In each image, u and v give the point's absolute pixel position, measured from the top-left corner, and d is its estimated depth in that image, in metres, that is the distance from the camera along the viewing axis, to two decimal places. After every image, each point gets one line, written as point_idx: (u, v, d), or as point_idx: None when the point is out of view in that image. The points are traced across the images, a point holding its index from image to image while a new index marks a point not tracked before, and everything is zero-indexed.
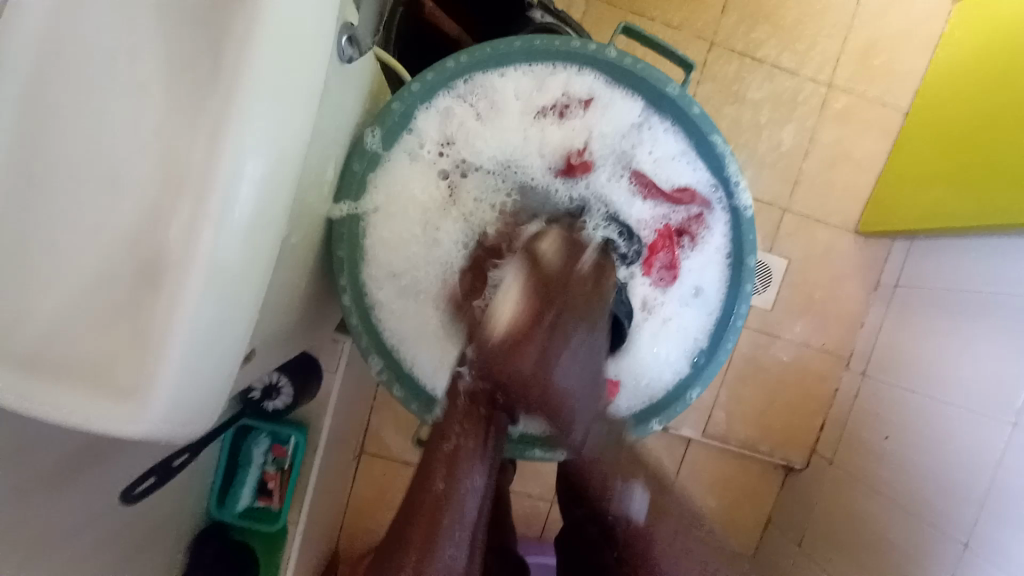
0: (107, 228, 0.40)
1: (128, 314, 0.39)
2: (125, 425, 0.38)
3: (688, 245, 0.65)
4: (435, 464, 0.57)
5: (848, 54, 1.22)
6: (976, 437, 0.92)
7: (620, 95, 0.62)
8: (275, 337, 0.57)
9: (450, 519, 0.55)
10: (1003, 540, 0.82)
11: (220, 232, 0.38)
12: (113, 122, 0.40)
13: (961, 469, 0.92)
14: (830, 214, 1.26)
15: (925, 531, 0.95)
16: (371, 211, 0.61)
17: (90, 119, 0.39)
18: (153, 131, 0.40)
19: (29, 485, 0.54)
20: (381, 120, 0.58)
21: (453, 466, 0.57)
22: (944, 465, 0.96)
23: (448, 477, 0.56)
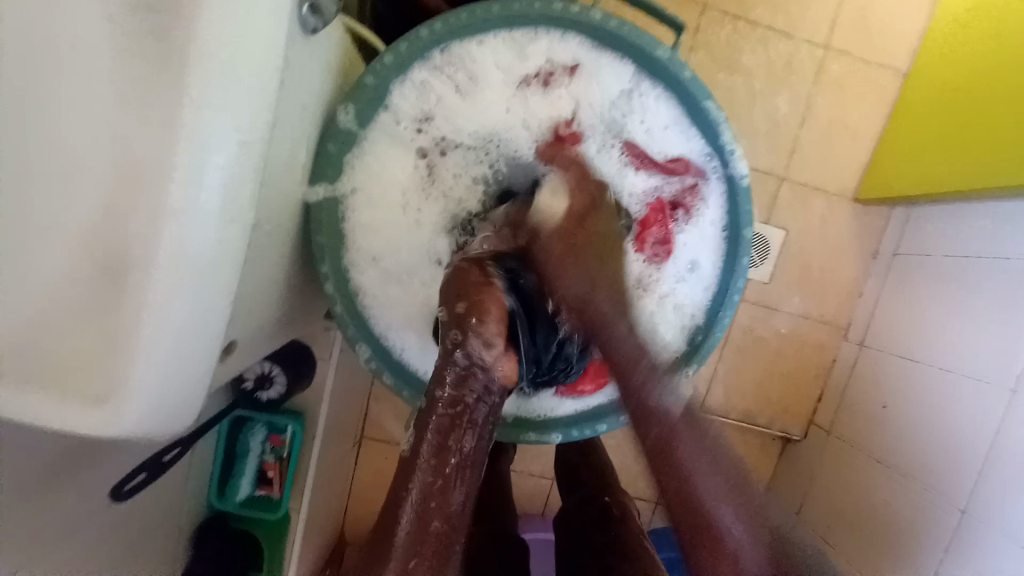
0: (66, 222, 0.38)
1: (95, 312, 0.38)
2: (105, 426, 0.37)
3: (683, 219, 0.63)
4: (406, 493, 0.49)
5: (846, 14, 1.17)
6: (976, 403, 0.91)
7: (606, 60, 0.58)
8: (258, 329, 0.55)
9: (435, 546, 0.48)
10: (1000, 503, 0.83)
11: (187, 221, 0.36)
12: (58, 107, 0.37)
13: (960, 435, 0.92)
14: (827, 182, 1.23)
15: (924, 498, 0.95)
16: (349, 193, 0.58)
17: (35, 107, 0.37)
18: (104, 117, 0.37)
19: (17, 488, 0.53)
20: (354, 96, 0.55)
21: (439, 467, 0.49)
22: (944, 432, 0.96)
23: (424, 509, 0.49)
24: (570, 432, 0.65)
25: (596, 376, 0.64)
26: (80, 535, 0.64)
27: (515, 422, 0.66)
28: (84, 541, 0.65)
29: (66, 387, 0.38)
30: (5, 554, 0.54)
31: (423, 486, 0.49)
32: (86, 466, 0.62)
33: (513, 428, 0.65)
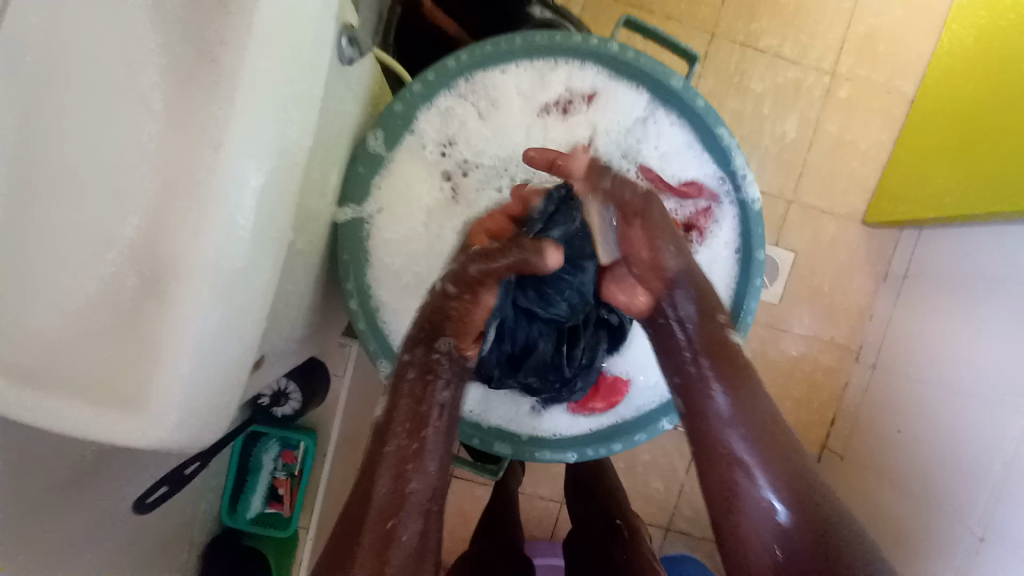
0: (114, 234, 0.39)
1: (135, 325, 0.39)
2: (135, 434, 0.38)
3: (698, 240, 0.63)
4: (379, 460, 0.52)
5: (852, 42, 1.20)
6: (991, 425, 0.90)
7: (622, 87, 0.61)
8: (284, 346, 0.56)
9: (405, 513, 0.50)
10: (1014, 526, 0.81)
11: (223, 241, 0.38)
12: (113, 136, 0.39)
13: (975, 459, 0.91)
14: (836, 205, 1.24)
15: (942, 521, 0.94)
16: (375, 213, 0.60)
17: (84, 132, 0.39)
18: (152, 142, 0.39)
19: (45, 499, 0.54)
20: (384, 121, 0.58)
21: (399, 470, 0.51)
22: (961, 455, 0.94)
23: (397, 475, 0.51)
24: (584, 451, 0.64)
25: (608, 394, 0.65)
26: (99, 546, 0.65)
27: (531, 440, 0.66)
28: (101, 554, 0.65)
29: (104, 398, 0.39)
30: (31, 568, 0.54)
31: (387, 482, 0.51)
32: (108, 479, 0.63)
33: (528, 445, 0.65)
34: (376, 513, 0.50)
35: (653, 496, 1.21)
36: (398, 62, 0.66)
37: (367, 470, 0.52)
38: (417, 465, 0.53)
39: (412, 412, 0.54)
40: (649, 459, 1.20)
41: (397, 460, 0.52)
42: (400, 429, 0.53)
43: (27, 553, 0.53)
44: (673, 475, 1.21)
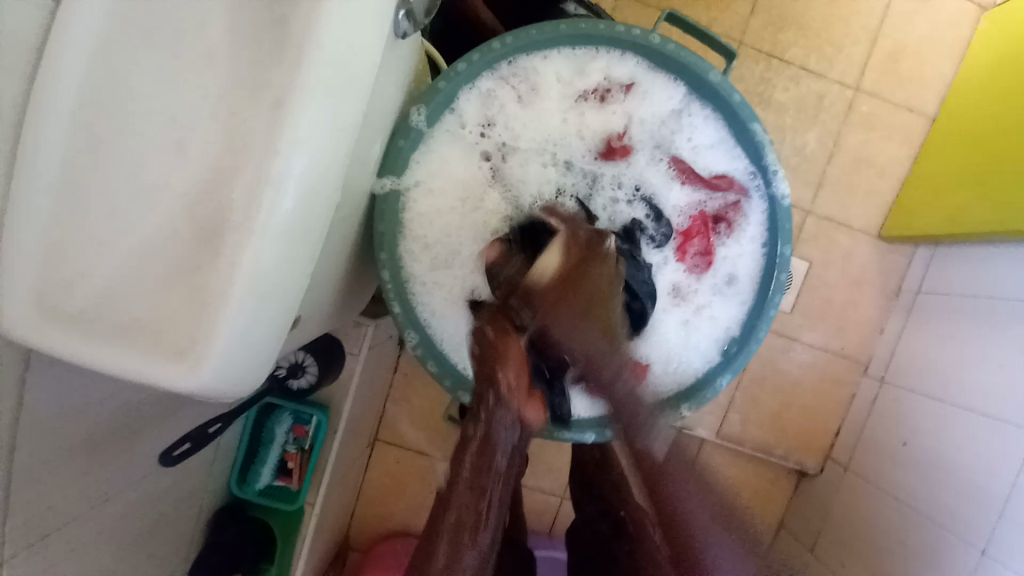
0: (172, 183, 0.41)
1: (184, 276, 0.40)
2: (180, 379, 0.40)
3: (725, 232, 0.65)
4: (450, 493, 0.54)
5: (876, 58, 1.21)
6: (1001, 446, 0.90)
7: (660, 80, 0.62)
8: (316, 314, 0.57)
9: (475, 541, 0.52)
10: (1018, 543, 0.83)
11: (279, 199, 0.39)
12: (173, 93, 0.40)
13: (982, 475, 0.92)
14: (852, 218, 1.25)
15: (945, 540, 0.94)
16: (412, 186, 0.62)
17: (145, 90, 0.40)
18: (207, 101, 0.41)
19: (67, 450, 0.55)
20: (427, 99, 0.59)
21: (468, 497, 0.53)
22: (966, 469, 0.95)
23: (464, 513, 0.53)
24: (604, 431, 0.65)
25: None
26: (117, 502, 0.66)
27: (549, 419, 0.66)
28: (117, 511, 0.67)
29: (153, 347, 0.40)
30: (48, 515, 0.55)
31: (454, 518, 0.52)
32: (123, 441, 0.64)
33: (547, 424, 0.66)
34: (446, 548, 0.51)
35: None
36: (433, 47, 0.69)
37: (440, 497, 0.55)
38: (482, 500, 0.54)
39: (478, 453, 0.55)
40: None
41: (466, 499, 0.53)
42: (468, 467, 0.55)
43: (49, 499, 0.55)
44: None
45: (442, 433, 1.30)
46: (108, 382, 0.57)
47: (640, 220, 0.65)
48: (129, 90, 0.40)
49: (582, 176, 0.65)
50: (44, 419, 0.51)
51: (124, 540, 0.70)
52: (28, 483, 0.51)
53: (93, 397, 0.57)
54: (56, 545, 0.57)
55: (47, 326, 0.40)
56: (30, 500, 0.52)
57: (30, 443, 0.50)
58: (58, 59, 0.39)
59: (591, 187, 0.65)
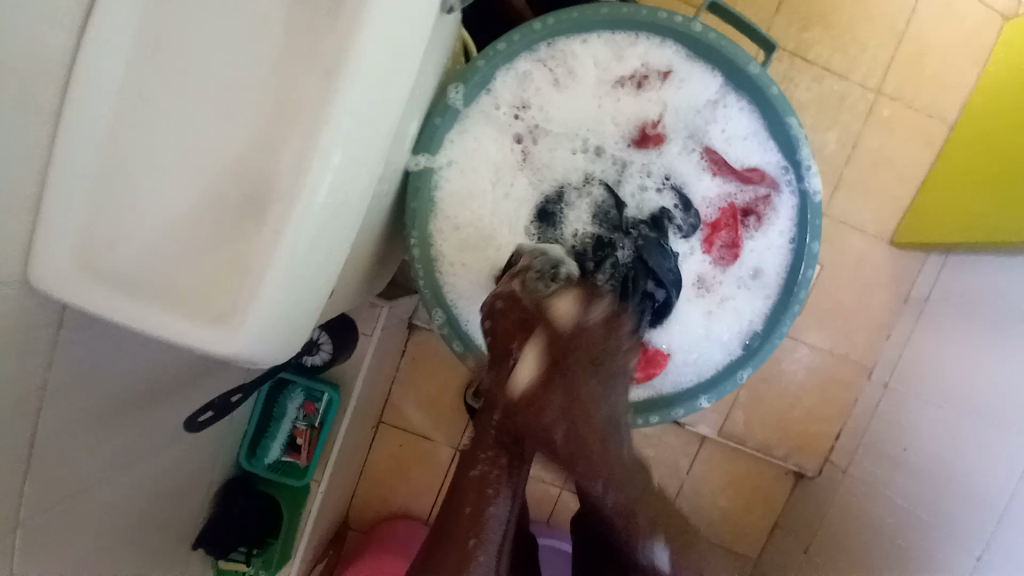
0: (218, 145, 0.41)
1: (228, 238, 0.41)
2: (221, 342, 0.40)
3: (753, 225, 0.65)
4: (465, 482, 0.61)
5: (900, 62, 1.21)
6: (1002, 453, 0.91)
7: (697, 69, 0.62)
8: (344, 289, 0.57)
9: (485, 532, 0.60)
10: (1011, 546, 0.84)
11: (325, 165, 0.39)
12: (219, 55, 0.40)
13: (981, 481, 0.93)
14: (866, 222, 1.25)
15: (941, 543, 0.96)
16: (444, 165, 0.62)
17: (193, 50, 0.40)
18: (252, 63, 0.40)
19: (91, 411, 0.55)
20: (465, 77, 0.59)
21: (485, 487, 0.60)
22: (966, 475, 0.96)
23: (479, 498, 0.60)
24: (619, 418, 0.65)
25: (649, 364, 0.65)
26: (135, 468, 0.67)
27: None
28: (134, 478, 0.67)
29: (196, 308, 0.41)
30: (70, 476, 0.55)
31: (472, 506, 0.60)
32: (148, 406, 0.64)
33: None
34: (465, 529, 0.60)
35: None
36: (468, 35, 0.70)
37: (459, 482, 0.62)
38: (495, 493, 0.60)
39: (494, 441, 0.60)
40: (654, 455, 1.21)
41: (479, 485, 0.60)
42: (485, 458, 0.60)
43: (70, 462, 0.55)
44: None
45: (446, 418, 1.31)
46: (133, 347, 0.57)
47: (668, 210, 0.65)
48: (177, 51, 0.40)
49: (614, 162, 0.65)
50: (73, 376, 0.51)
51: (137, 506, 0.70)
52: (55, 441, 0.52)
53: (118, 361, 0.56)
54: (71, 507, 0.57)
55: (86, 283, 0.41)
56: (53, 460, 0.52)
57: (59, 399, 0.50)
58: (109, 13, 0.39)
59: (620, 175, 0.65)
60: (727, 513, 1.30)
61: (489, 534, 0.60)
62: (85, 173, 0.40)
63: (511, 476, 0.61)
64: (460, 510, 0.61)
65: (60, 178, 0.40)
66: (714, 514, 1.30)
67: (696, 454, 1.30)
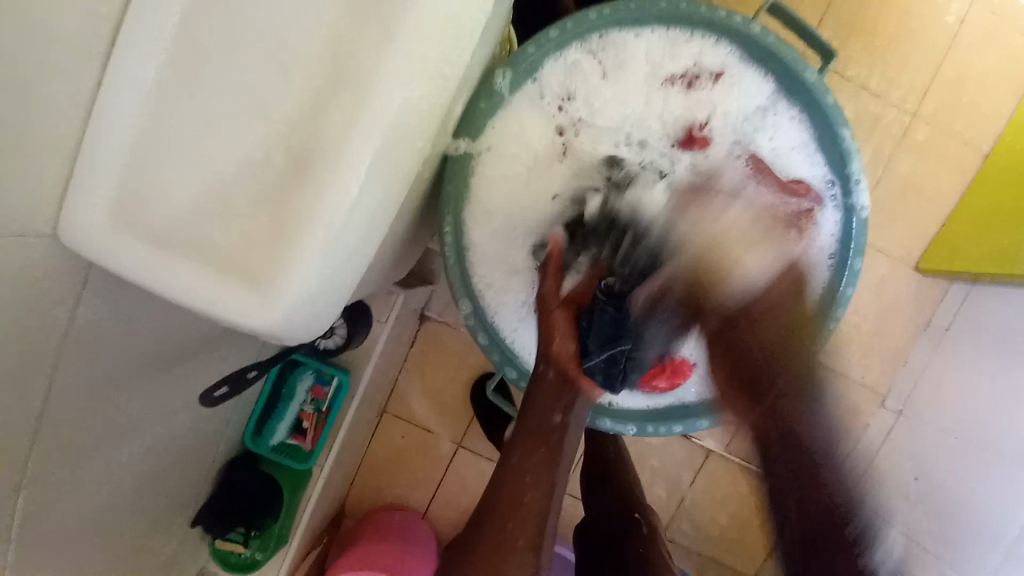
0: (265, 107, 0.39)
1: (270, 206, 0.40)
2: (255, 316, 0.40)
3: (796, 238, 0.65)
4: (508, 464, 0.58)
5: (938, 86, 1.17)
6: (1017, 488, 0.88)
7: (750, 73, 0.61)
8: (372, 271, 0.56)
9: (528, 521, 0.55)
10: None
11: (373, 138, 0.38)
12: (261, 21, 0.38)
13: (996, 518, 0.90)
14: (892, 245, 1.20)
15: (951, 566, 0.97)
16: (483, 150, 0.60)
17: (233, 12, 0.38)
18: (295, 32, 0.38)
19: (103, 377, 0.54)
20: (514, 62, 0.57)
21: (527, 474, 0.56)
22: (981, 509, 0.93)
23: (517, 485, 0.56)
24: (644, 427, 0.66)
25: (672, 375, 0.66)
26: (144, 437, 0.66)
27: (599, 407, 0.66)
28: (141, 446, 0.66)
29: (231, 276, 0.40)
30: (73, 442, 0.54)
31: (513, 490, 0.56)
32: (157, 378, 0.62)
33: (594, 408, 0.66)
34: (497, 521, 0.56)
35: (655, 502, 1.20)
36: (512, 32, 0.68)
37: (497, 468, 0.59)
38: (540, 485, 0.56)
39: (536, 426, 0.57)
40: (657, 465, 1.19)
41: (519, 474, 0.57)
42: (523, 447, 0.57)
43: (79, 422, 0.54)
44: (679, 483, 1.19)
45: (452, 412, 1.29)
46: (144, 321, 0.55)
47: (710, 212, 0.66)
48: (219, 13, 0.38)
49: (659, 164, 0.66)
50: (91, 338, 0.50)
51: (138, 479, 0.68)
52: (64, 404, 0.50)
53: (129, 331, 0.54)
54: (74, 468, 0.56)
55: (119, 239, 0.40)
56: (61, 423, 0.51)
57: (74, 359, 0.49)
58: None
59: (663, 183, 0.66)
60: (727, 538, 1.21)
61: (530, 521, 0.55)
62: (121, 124, 0.38)
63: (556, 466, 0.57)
64: (497, 496, 0.57)
65: (95, 126, 0.38)
66: (712, 533, 1.20)
67: (701, 466, 1.19)
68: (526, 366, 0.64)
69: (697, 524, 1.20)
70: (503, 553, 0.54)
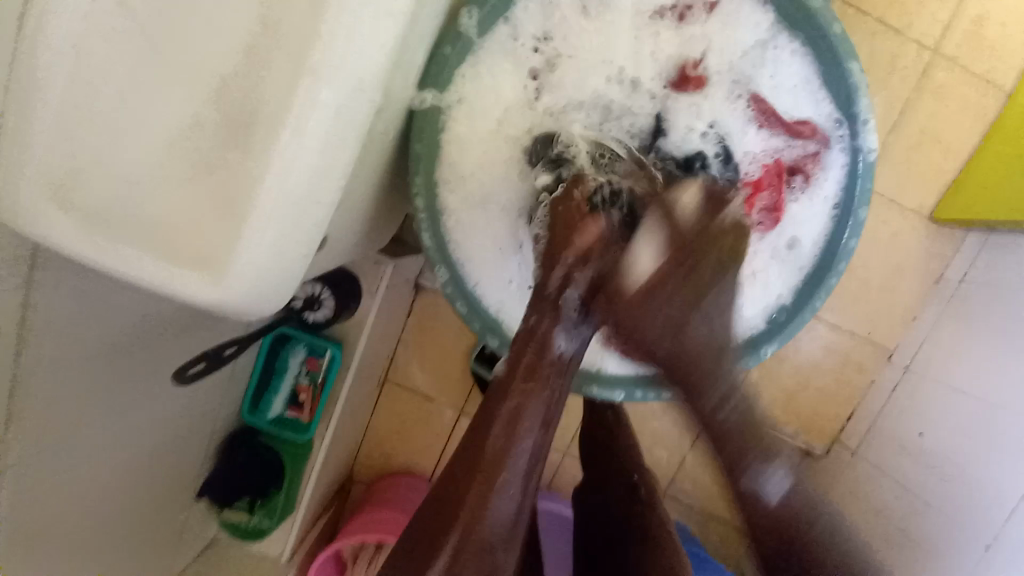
0: (202, 65, 0.36)
1: (212, 170, 0.37)
2: (201, 291, 0.37)
3: (799, 186, 0.60)
4: (494, 413, 0.52)
5: (962, 20, 1.07)
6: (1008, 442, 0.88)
7: (747, 1, 0.57)
8: (339, 241, 0.53)
9: (511, 467, 0.51)
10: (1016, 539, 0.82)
11: (320, 89, 0.35)
12: None
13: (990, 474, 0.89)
14: (905, 195, 1.13)
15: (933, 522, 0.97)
16: (454, 104, 0.58)
17: None
18: None
19: (73, 363, 0.53)
20: (482, 1, 0.54)
21: (515, 416, 0.52)
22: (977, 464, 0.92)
23: (507, 433, 0.51)
24: (632, 392, 0.64)
25: None
26: (129, 418, 0.66)
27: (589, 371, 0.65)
28: (128, 428, 0.66)
29: (173, 249, 0.37)
30: (48, 429, 0.53)
31: (499, 436, 0.51)
32: (125, 362, 0.60)
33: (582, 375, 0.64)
34: (485, 471, 0.51)
35: (655, 464, 1.20)
36: None
37: (481, 416, 0.53)
38: (525, 425, 0.52)
39: (532, 369, 0.52)
40: (657, 430, 1.19)
41: (510, 417, 0.52)
42: (520, 389, 0.52)
43: (61, 410, 0.54)
44: (679, 446, 1.19)
45: (450, 382, 1.29)
46: (107, 306, 0.54)
47: (707, 156, 0.61)
48: None
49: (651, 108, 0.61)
50: (53, 323, 0.48)
51: (126, 459, 0.68)
52: (38, 388, 0.50)
53: (86, 312, 0.52)
54: (65, 452, 0.57)
55: (44, 214, 0.36)
56: (38, 409, 0.51)
57: (38, 343, 0.47)
58: None
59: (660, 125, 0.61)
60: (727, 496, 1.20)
61: (514, 468, 0.52)
62: (54, 82, 0.34)
63: (548, 412, 0.53)
64: (483, 441, 0.51)
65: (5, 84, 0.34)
66: (714, 492, 1.21)
67: None
68: (509, 334, 0.62)
69: (698, 484, 1.21)
70: (480, 511, 0.50)
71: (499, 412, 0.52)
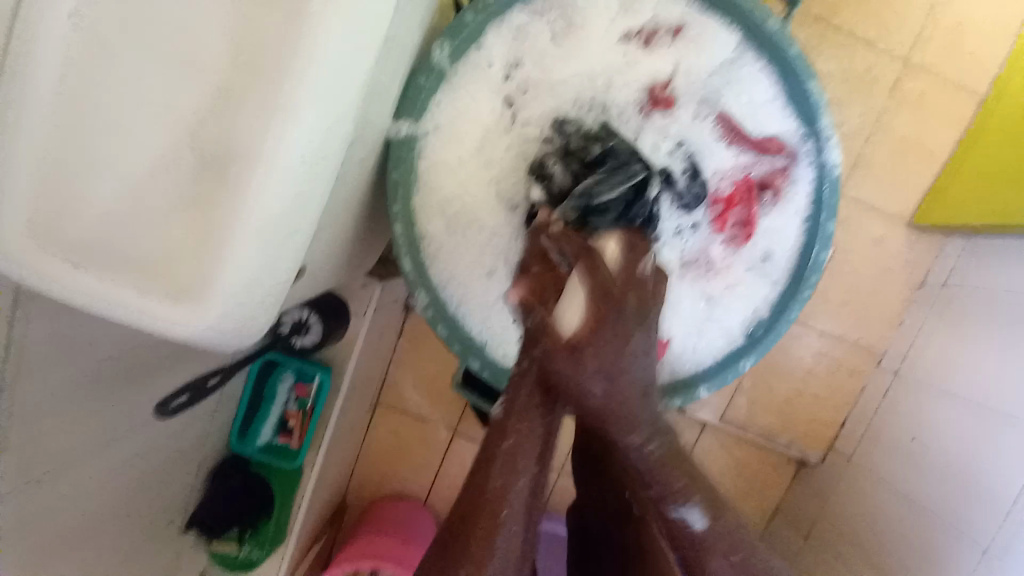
0: (182, 102, 0.37)
1: (191, 205, 0.38)
2: (179, 322, 0.37)
3: (770, 201, 0.61)
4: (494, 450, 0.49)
5: (931, 33, 1.11)
6: (997, 442, 0.83)
7: (712, 26, 0.59)
8: (320, 266, 0.54)
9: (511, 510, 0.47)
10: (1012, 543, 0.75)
11: (293, 126, 0.36)
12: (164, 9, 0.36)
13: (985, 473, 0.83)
14: (884, 202, 1.16)
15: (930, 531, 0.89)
16: (428, 131, 0.60)
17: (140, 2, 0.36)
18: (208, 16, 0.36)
19: (57, 398, 0.53)
20: (453, 34, 0.57)
21: (513, 452, 0.48)
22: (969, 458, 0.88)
23: (508, 471, 0.48)
24: None
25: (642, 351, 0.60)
26: (114, 450, 0.65)
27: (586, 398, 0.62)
28: (112, 460, 0.65)
29: (150, 283, 0.37)
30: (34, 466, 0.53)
31: (499, 475, 0.48)
32: (102, 396, 0.60)
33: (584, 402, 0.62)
34: (488, 518, 0.47)
35: None
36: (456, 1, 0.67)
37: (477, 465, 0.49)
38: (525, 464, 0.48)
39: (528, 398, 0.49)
40: None
41: (509, 453, 0.48)
42: (516, 425, 0.48)
43: (46, 445, 0.53)
44: None
45: (444, 401, 1.29)
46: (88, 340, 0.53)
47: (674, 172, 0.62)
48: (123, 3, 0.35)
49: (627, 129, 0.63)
50: (36, 356, 0.48)
51: (112, 493, 0.68)
52: (28, 423, 0.50)
53: (71, 348, 0.52)
54: (53, 486, 0.56)
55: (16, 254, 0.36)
56: (26, 445, 0.50)
57: (27, 380, 0.48)
58: None
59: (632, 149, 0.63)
60: None
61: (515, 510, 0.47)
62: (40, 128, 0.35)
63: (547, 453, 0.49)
64: (483, 483, 0.48)
65: None
66: None
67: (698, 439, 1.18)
68: (492, 357, 0.63)
69: None
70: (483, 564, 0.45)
71: (495, 451, 0.49)
